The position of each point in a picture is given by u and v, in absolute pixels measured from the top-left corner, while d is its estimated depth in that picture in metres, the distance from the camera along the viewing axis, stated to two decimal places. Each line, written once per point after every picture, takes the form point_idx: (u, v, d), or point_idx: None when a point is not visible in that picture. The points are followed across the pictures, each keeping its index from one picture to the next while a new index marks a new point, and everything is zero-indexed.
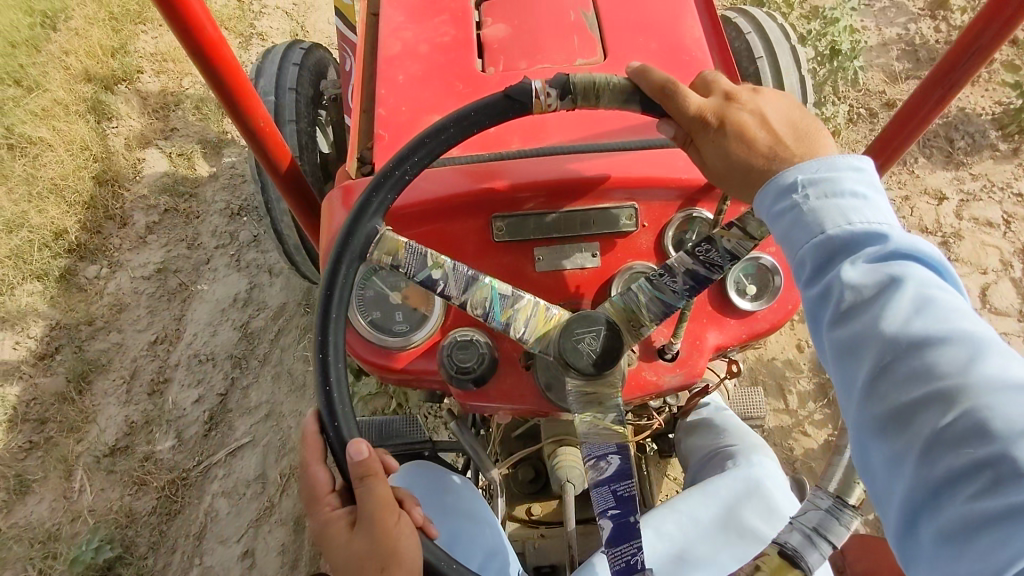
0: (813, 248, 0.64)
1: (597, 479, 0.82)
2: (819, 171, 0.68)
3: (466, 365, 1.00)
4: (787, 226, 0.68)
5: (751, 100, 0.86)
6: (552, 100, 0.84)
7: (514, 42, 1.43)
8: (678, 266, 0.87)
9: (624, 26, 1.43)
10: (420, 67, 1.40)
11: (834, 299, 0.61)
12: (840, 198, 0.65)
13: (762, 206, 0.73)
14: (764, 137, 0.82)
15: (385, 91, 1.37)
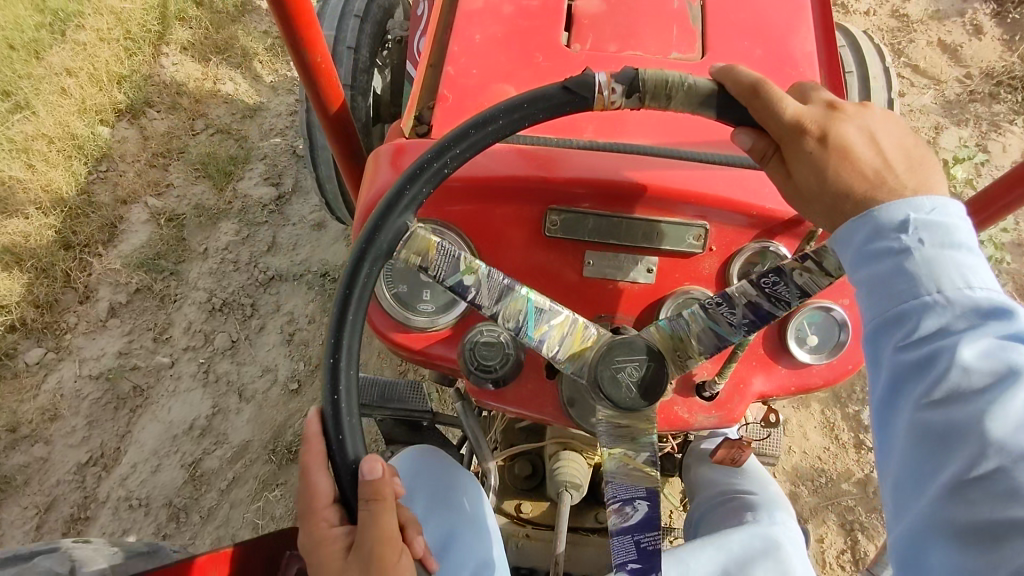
0: (917, 308, 0.54)
1: (618, 525, 0.65)
2: (934, 212, 0.57)
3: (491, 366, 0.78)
4: (883, 273, 0.57)
5: (859, 115, 0.66)
6: (612, 96, 0.64)
7: (609, 20, 1.19)
8: (738, 296, 0.68)
9: (736, 28, 1.19)
10: (500, 29, 1.18)
11: (937, 375, 0.52)
12: (957, 251, 0.55)
13: (845, 237, 0.62)
14: (872, 169, 0.62)
15: (457, 49, 1.15)
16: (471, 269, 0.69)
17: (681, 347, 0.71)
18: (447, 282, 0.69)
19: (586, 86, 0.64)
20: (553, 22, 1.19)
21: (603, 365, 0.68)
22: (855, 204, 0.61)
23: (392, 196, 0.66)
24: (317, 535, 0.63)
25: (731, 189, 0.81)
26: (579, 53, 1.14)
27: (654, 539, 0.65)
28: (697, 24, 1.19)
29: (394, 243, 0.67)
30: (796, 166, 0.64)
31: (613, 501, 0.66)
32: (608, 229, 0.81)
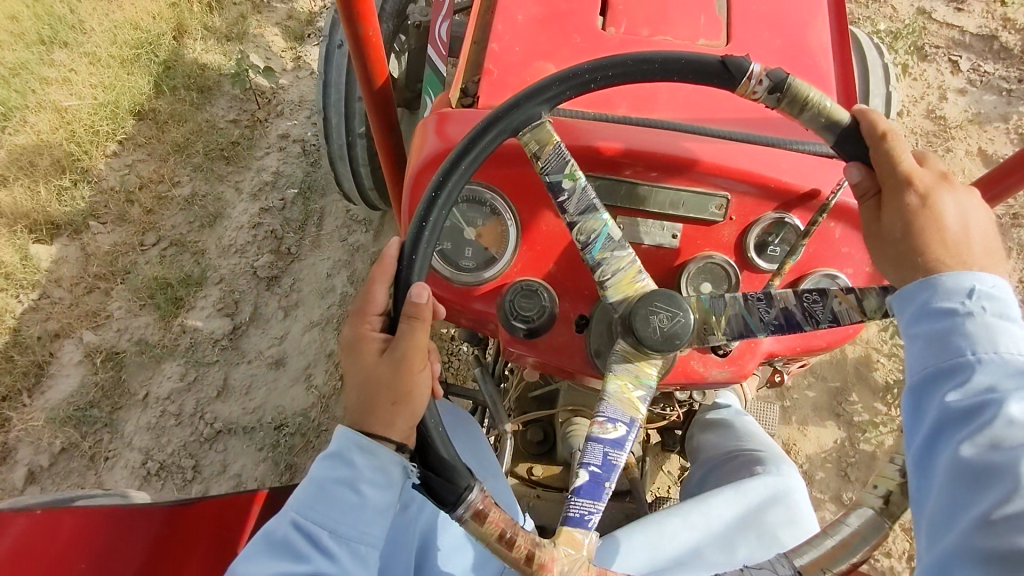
0: (972, 364, 0.56)
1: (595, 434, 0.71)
2: (994, 288, 0.60)
3: (526, 313, 0.84)
4: (940, 332, 0.59)
5: (966, 194, 0.68)
6: (757, 87, 0.68)
7: (642, 5, 1.17)
8: (778, 298, 0.74)
9: (765, 18, 1.19)
10: (541, 7, 1.16)
11: (982, 421, 0.54)
12: (1013, 324, 0.57)
13: (904, 302, 0.64)
14: (960, 242, 0.65)
15: (497, 27, 1.13)
16: (572, 176, 0.74)
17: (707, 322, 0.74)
18: (548, 176, 0.75)
19: (740, 69, 0.69)
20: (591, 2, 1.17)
21: (637, 307, 0.71)
22: (929, 259, 0.65)
23: (540, 85, 0.73)
24: (358, 332, 0.71)
25: (752, 162, 0.87)
26: (616, 35, 1.14)
27: (616, 455, 0.70)
28: (725, 11, 1.19)
29: (523, 126, 0.73)
30: (888, 212, 0.68)
31: (598, 415, 0.72)
32: (632, 196, 0.86)
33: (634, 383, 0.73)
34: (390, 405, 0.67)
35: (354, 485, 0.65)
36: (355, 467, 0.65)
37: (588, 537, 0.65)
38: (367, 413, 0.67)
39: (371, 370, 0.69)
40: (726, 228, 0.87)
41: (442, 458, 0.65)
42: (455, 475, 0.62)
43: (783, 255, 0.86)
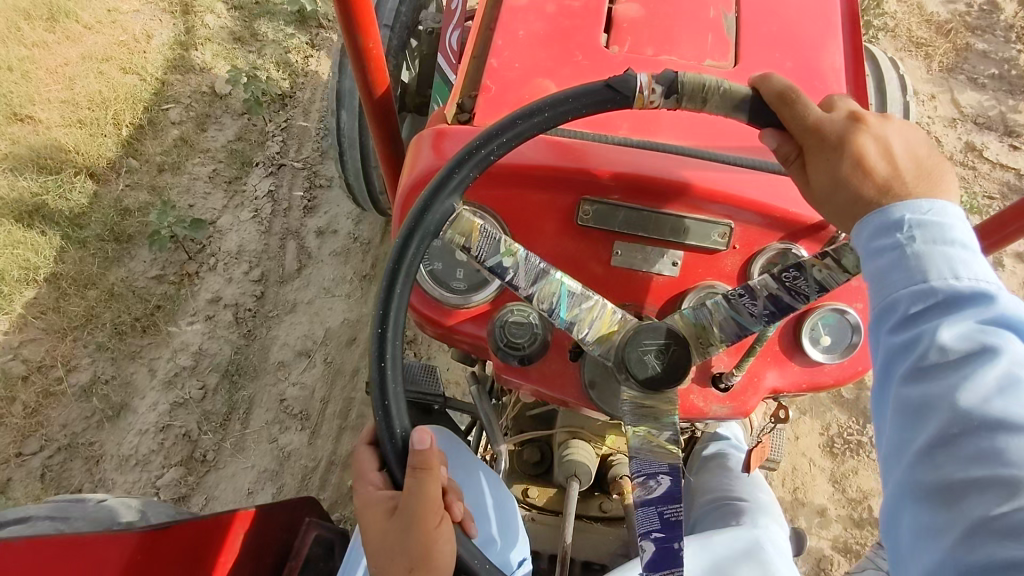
0: (908, 295, 0.53)
1: (642, 498, 0.68)
2: (930, 212, 0.56)
3: (518, 343, 0.83)
4: (881, 266, 0.56)
5: (882, 127, 0.68)
6: (651, 96, 0.69)
7: (645, 26, 1.21)
8: (758, 288, 0.72)
9: (773, 40, 1.20)
10: (543, 24, 1.21)
11: (915, 355, 0.51)
12: (951, 247, 0.53)
13: (858, 238, 0.60)
14: (890, 173, 0.64)
15: (499, 43, 1.18)
16: (511, 252, 0.75)
17: (700, 335, 0.75)
18: (487, 263, 0.76)
19: (625, 85, 0.69)
20: (593, 20, 1.21)
21: (629, 353, 0.72)
22: (860, 208, 0.64)
23: (443, 178, 0.72)
24: (362, 497, 0.69)
25: (760, 191, 0.84)
26: (617, 56, 1.17)
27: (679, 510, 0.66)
28: (734, 32, 1.21)
29: (440, 226, 0.72)
30: (813, 169, 0.68)
31: (637, 476, 0.68)
32: (638, 222, 0.83)
33: (655, 426, 0.71)
34: (414, 573, 0.65)
35: None
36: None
37: None
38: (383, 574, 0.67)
39: (385, 538, 0.66)
40: (731, 258, 0.84)
41: None
42: None
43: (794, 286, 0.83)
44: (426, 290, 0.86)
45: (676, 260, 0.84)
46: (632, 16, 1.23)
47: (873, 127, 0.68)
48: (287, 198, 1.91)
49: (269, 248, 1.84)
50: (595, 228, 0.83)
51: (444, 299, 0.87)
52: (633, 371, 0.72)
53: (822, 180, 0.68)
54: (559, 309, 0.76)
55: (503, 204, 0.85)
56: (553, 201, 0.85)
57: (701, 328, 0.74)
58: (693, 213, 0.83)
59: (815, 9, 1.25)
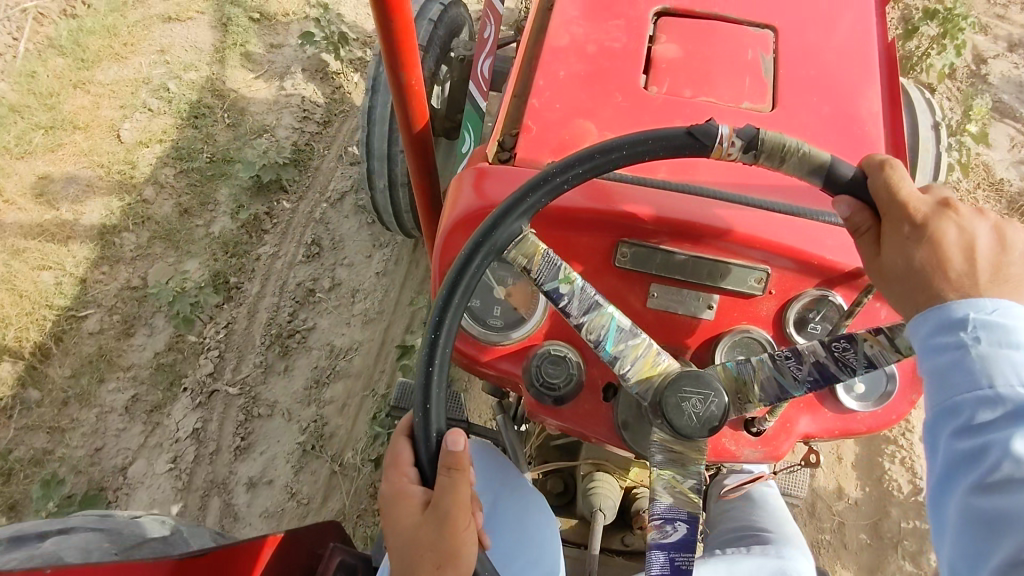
0: (976, 399, 0.62)
1: (657, 541, 0.76)
2: (993, 312, 0.65)
3: (556, 381, 0.93)
4: (945, 365, 0.64)
5: (972, 221, 0.70)
6: (729, 148, 0.71)
7: (684, 67, 1.25)
8: (806, 354, 0.78)
9: (810, 84, 1.26)
10: (583, 68, 1.25)
11: (985, 466, 0.60)
12: (1014, 350, 0.62)
13: (918, 329, 0.68)
14: (967, 272, 0.68)
15: (540, 87, 1.22)
16: (568, 280, 0.79)
17: (741, 392, 0.81)
18: (545, 287, 0.79)
19: (707, 134, 0.72)
20: (631, 62, 1.26)
21: (671, 398, 0.76)
22: (925, 293, 0.69)
23: (513, 203, 0.75)
24: (397, 489, 0.76)
25: (796, 237, 0.90)
26: (656, 98, 1.21)
27: (685, 557, 0.75)
28: (770, 74, 1.26)
29: (508, 244, 0.76)
30: (887, 249, 0.71)
31: (656, 519, 0.77)
32: (674, 266, 0.90)
33: (681, 473, 0.78)
34: (441, 570, 0.72)
35: None
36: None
37: None
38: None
39: (417, 530, 0.73)
40: (766, 304, 0.91)
41: None
42: None
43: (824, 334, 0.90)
44: (469, 329, 0.97)
45: (710, 304, 0.91)
46: (672, 56, 1.27)
47: (957, 220, 0.70)
48: (215, 436, 1.75)
49: (186, 507, 1.67)
50: (633, 269, 0.89)
51: (483, 334, 0.97)
52: (673, 417, 0.76)
53: (892, 259, 0.71)
54: (606, 341, 0.81)
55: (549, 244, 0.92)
56: (596, 244, 0.91)
57: (742, 383, 0.80)
58: (731, 258, 0.89)
59: (848, 57, 1.30)
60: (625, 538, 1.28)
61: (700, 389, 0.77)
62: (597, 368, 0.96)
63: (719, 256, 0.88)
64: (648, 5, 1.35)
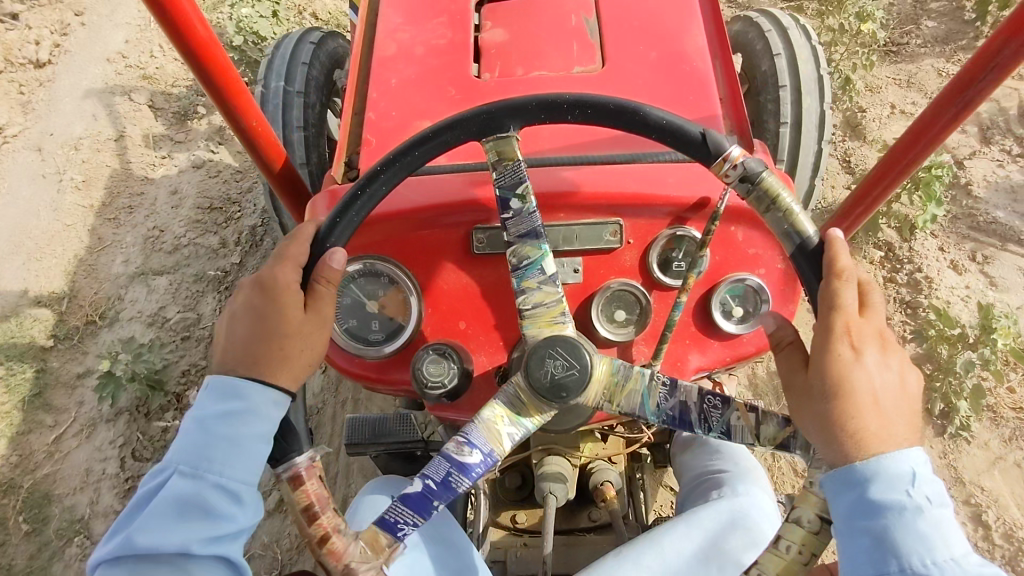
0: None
1: (451, 452, 0.79)
2: (925, 468, 0.64)
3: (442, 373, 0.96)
4: (890, 529, 0.62)
5: (891, 361, 0.71)
6: (731, 170, 0.80)
7: (510, 48, 1.55)
8: (680, 387, 0.84)
9: (634, 33, 1.52)
10: (411, 69, 1.53)
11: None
12: (945, 511, 0.62)
13: (847, 485, 0.65)
14: (889, 411, 0.68)
15: (376, 92, 1.50)
16: (523, 197, 0.88)
17: (610, 391, 0.86)
18: (503, 192, 0.88)
19: (718, 152, 0.83)
20: (460, 54, 1.55)
21: (536, 353, 0.83)
22: (851, 428, 0.67)
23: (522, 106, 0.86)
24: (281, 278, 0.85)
25: (643, 185, 1.06)
26: (488, 79, 1.49)
27: (458, 477, 0.80)
28: (592, 34, 1.54)
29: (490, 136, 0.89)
30: (814, 366, 0.71)
31: (462, 437, 0.80)
32: None
33: (509, 421, 0.83)
34: (287, 356, 0.82)
35: (244, 417, 0.75)
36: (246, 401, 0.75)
37: (392, 545, 0.76)
38: (256, 367, 0.80)
39: (275, 316, 0.82)
40: (625, 255, 1.05)
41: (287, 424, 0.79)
42: (292, 438, 0.78)
43: (686, 269, 1.02)
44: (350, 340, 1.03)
45: (576, 268, 1.06)
46: (497, 40, 1.57)
47: (885, 362, 0.71)
48: None
49: None
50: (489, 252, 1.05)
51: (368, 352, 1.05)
52: (535, 368, 0.83)
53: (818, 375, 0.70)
54: (527, 272, 0.88)
55: (408, 245, 1.06)
56: (452, 236, 1.06)
57: (616, 387, 0.85)
58: (582, 221, 1.03)
59: (666, 5, 1.57)
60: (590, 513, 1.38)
61: (568, 356, 0.84)
62: (480, 358, 1.05)
63: (572, 222, 1.02)
64: (464, 2, 1.66)
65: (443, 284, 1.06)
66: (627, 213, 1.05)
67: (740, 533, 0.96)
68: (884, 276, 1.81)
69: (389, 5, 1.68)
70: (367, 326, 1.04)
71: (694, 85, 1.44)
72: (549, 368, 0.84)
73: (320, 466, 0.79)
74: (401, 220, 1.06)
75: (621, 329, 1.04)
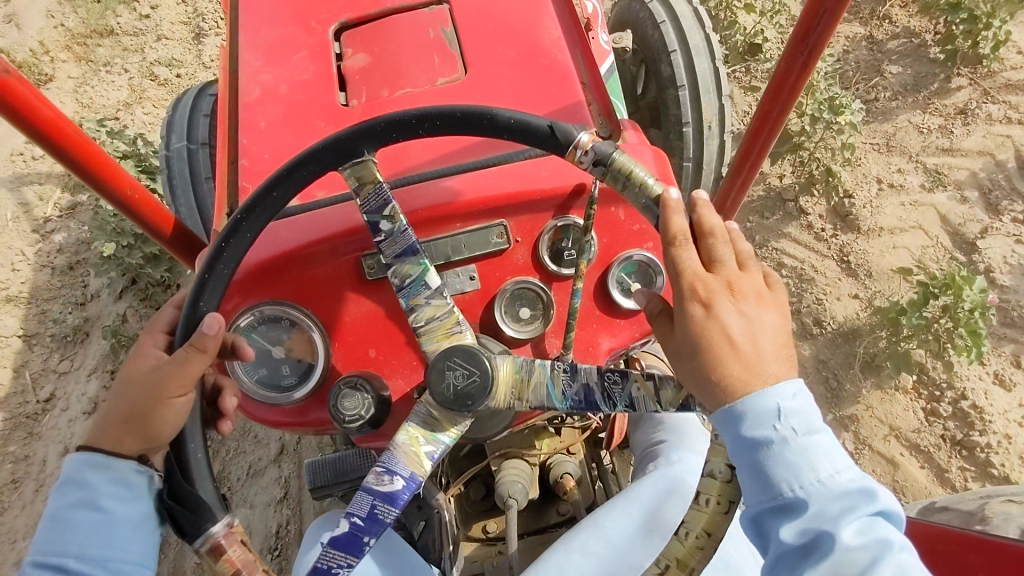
0: (797, 497, 0.63)
1: (371, 483, 0.79)
2: (795, 399, 0.66)
3: (350, 409, 0.89)
4: (760, 459, 0.65)
5: (749, 304, 0.71)
6: (583, 156, 0.78)
7: (375, 71, 1.33)
8: (583, 369, 0.84)
9: (490, 38, 1.34)
10: (280, 109, 1.32)
11: (820, 554, 0.61)
12: (816, 436, 0.65)
13: (724, 423, 0.68)
14: (751, 351, 0.69)
15: (246, 140, 1.29)
16: (391, 216, 0.85)
17: (518, 389, 0.84)
18: (367, 215, 0.86)
19: (569, 138, 0.80)
20: (324, 88, 1.33)
21: (435, 367, 0.82)
22: (715, 378, 0.69)
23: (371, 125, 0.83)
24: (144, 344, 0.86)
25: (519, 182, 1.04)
26: (352, 107, 1.31)
27: (384, 508, 0.78)
28: (454, 43, 1.34)
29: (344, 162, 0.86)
30: (678, 327, 0.73)
31: (378, 466, 0.80)
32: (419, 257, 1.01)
33: (425, 438, 0.82)
34: (138, 426, 0.77)
35: (93, 502, 0.74)
36: (86, 485, 0.74)
37: None
38: (101, 439, 0.78)
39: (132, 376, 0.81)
40: (519, 253, 1.03)
41: (192, 494, 0.74)
42: (202, 509, 0.73)
43: (577, 256, 1.00)
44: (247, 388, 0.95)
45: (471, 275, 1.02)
46: (359, 65, 1.35)
47: (746, 302, 0.72)
48: None
49: None
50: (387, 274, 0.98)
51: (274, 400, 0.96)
52: (435, 385, 0.81)
53: (682, 334, 0.72)
54: (407, 294, 0.87)
55: (290, 286, 0.98)
56: (334, 268, 0.99)
57: (521, 380, 0.83)
58: (465, 228, 1.01)
59: (520, 5, 1.38)
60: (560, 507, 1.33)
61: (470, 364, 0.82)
62: (399, 380, 0.97)
63: (456, 230, 0.99)
64: (322, 30, 1.41)
65: (341, 318, 0.98)
66: (509, 212, 1.03)
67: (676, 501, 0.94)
68: (925, 410, 1.65)
69: (244, 47, 1.43)
70: (274, 372, 0.95)
71: (561, 78, 1.28)
72: (453, 381, 0.82)
73: (241, 530, 0.72)
74: (278, 263, 0.99)
75: (531, 326, 1.01)
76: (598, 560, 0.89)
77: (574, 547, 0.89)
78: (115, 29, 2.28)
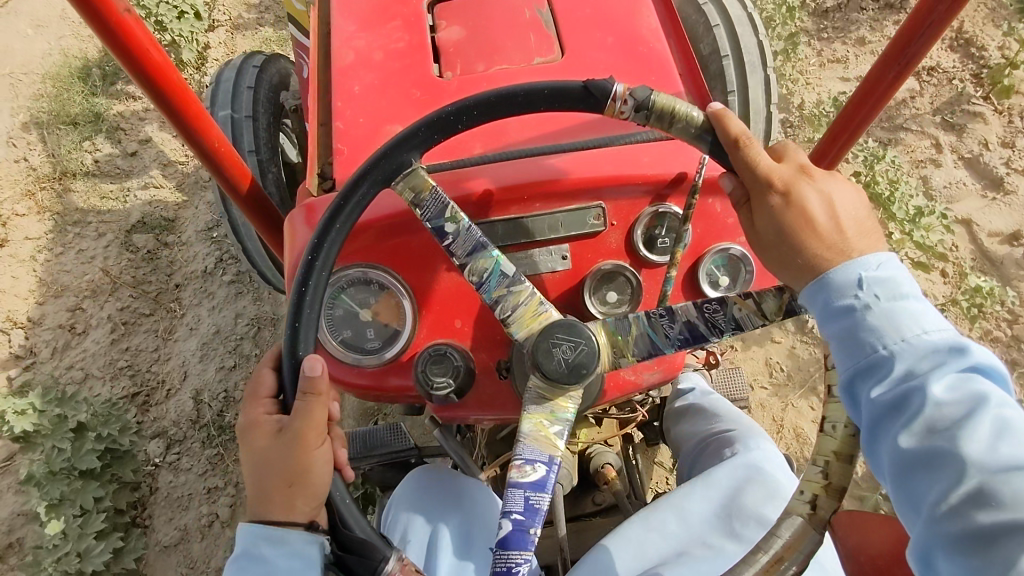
0: (885, 360, 0.49)
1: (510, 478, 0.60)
2: (880, 268, 0.52)
3: (438, 377, 0.71)
4: (844, 332, 0.51)
5: (829, 180, 0.59)
6: (622, 108, 0.59)
7: (476, 39, 0.96)
8: (681, 310, 0.66)
9: (586, 14, 0.96)
10: (378, 75, 0.93)
11: (911, 412, 0.47)
12: (908, 301, 0.50)
13: (812, 302, 0.55)
14: (834, 235, 0.56)
15: (338, 104, 0.91)
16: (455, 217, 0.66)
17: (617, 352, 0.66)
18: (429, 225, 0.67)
19: (604, 90, 0.60)
20: (425, 54, 0.95)
21: (537, 343, 0.62)
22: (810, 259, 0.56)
23: (406, 135, 0.66)
24: (247, 418, 0.65)
25: (616, 164, 0.78)
26: (449, 80, 0.92)
27: (540, 500, 0.60)
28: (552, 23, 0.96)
29: (398, 176, 0.67)
30: (760, 217, 0.59)
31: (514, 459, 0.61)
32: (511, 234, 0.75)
33: (552, 420, 0.62)
34: (290, 490, 0.61)
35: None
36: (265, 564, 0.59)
37: None
38: (265, 510, 0.62)
39: (266, 454, 0.63)
40: (612, 236, 0.77)
41: (354, 535, 0.60)
42: (369, 549, 0.59)
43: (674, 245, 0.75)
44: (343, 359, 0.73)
45: (563, 254, 0.76)
46: (456, 38, 0.96)
47: (822, 181, 0.59)
48: None
49: None
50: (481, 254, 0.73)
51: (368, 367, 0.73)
52: (540, 364, 0.62)
53: (766, 229, 0.59)
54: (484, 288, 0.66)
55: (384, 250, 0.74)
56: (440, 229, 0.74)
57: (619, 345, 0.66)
58: (563, 204, 0.76)
59: None
60: (596, 497, 1.04)
61: (571, 337, 0.62)
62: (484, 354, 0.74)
63: (550, 208, 0.75)
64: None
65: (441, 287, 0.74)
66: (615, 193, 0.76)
67: (763, 489, 0.77)
68: None
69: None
70: (358, 335, 0.73)
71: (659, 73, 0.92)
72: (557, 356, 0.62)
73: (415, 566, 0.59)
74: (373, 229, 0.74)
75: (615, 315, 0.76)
76: (671, 543, 0.76)
77: (649, 524, 0.77)
78: (87, 168, 1.48)
